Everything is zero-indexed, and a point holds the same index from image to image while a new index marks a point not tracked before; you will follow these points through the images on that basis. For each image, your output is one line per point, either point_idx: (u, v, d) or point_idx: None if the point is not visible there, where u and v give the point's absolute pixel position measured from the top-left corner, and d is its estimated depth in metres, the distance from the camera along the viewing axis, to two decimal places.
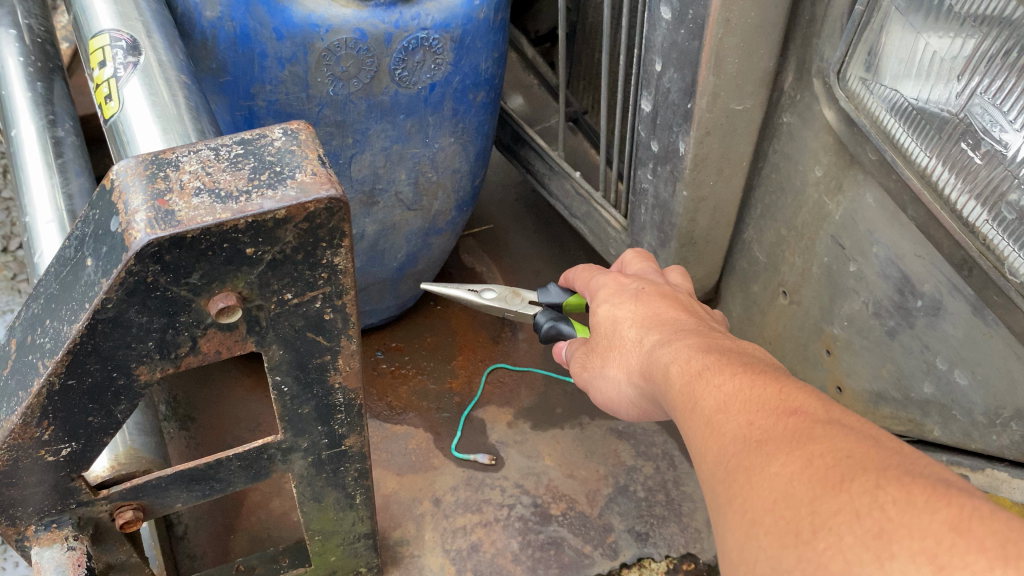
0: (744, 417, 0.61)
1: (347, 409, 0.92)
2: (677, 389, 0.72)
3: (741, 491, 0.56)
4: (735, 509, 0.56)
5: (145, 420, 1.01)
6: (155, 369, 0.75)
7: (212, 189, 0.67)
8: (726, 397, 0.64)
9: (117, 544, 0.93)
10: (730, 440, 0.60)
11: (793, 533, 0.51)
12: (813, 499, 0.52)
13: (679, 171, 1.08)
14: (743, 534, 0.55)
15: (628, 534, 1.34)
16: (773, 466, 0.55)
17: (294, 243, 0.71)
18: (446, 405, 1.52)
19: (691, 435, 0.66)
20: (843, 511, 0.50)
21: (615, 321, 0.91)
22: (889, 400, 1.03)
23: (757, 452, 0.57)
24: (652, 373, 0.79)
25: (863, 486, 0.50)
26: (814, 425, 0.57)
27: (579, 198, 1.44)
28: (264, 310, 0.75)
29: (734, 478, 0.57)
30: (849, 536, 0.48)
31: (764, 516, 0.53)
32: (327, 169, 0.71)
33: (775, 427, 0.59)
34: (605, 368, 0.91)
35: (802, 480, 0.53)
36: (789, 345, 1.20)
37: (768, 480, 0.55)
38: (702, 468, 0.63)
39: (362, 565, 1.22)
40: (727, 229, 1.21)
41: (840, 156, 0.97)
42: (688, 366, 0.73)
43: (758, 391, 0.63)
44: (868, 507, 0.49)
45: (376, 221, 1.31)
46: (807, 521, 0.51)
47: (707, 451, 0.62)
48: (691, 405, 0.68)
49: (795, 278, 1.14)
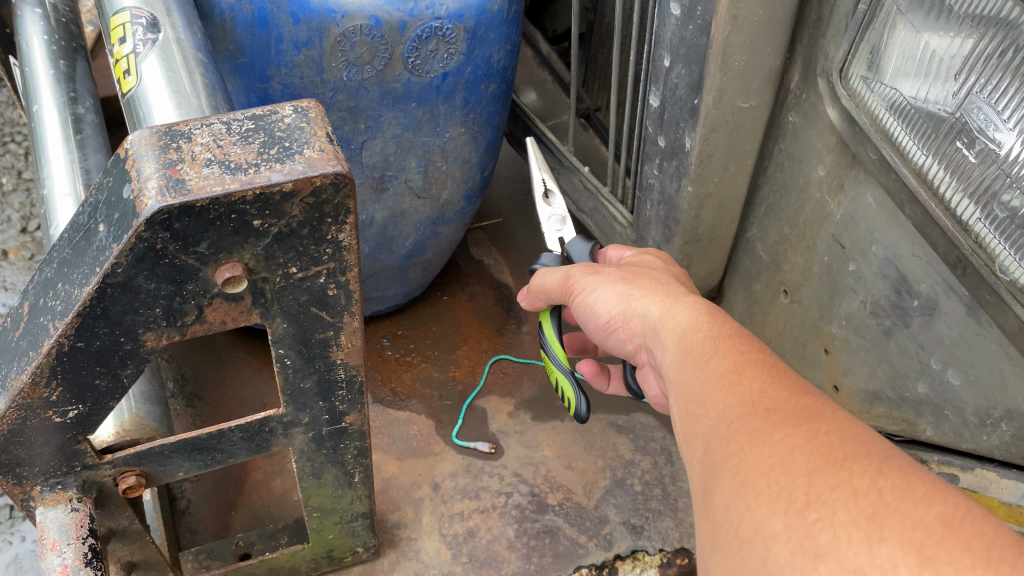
0: (757, 384, 0.63)
1: (348, 386, 0.94)
2: (689, 343, 0.74)
3: (738, 454, 0.59)
4: (730, 469, 0.58)
5: (150, 389, 1.02)
6: (162, 336, 0.77)
7: (223, 161, 0.70)
8: (742, 362, 0.67)
9: (120, 510, 0.95)
10: (737, 403, 0.63)
11: (786, 500, 0.53)
12: (812, 472, 0.54)
13: (685, 167, 1.10)
14: (733, 492, 0.57)
15: (623, 527, 1.35)
16: (777, 435, 0.58)
17: (300, 217, 0.73)
18: (448, 393, 1.54)
19: (693, 386, 0.68)
20: (840, 488, 0.52)
21: (638, 271, 0.92)
22: (883, 400, 1.04)
23: (763, 419, 0.60)
24: (669, 315, 0.81)
25: (864, 468, 0.53)
26: (825, 407, 0.60)
27: (587, 193, 1.46)
28: (269, 283, 0.77)
29: (735, 440, 0.60)
30: (842, 512, 0.51)
31: (758, 481, 0.56)
32: (335, 146, 0.73)
33: (785, 401, 0.61)
34: (615, 282, 0.91)
35: (804, 452, 0.56)
36: (788, 344, 1.21)
37: (769, 446, 0.57)
38: (700, 419, 0.65)
39: (360, 545, 1.24)
40: (732, 227, 1.22)
41: (842, 156, 0.98)
42: (707, 326, 0.75)
43: (776, 367, 0.66)
44: (866, 488, 0.51)
45: (385, 208, 1.33)
46: (802, 492, 0.53)
47: (710, 406, 0.64)
48: (703, 359, 0.70)
49: (796, 277, 1.15)
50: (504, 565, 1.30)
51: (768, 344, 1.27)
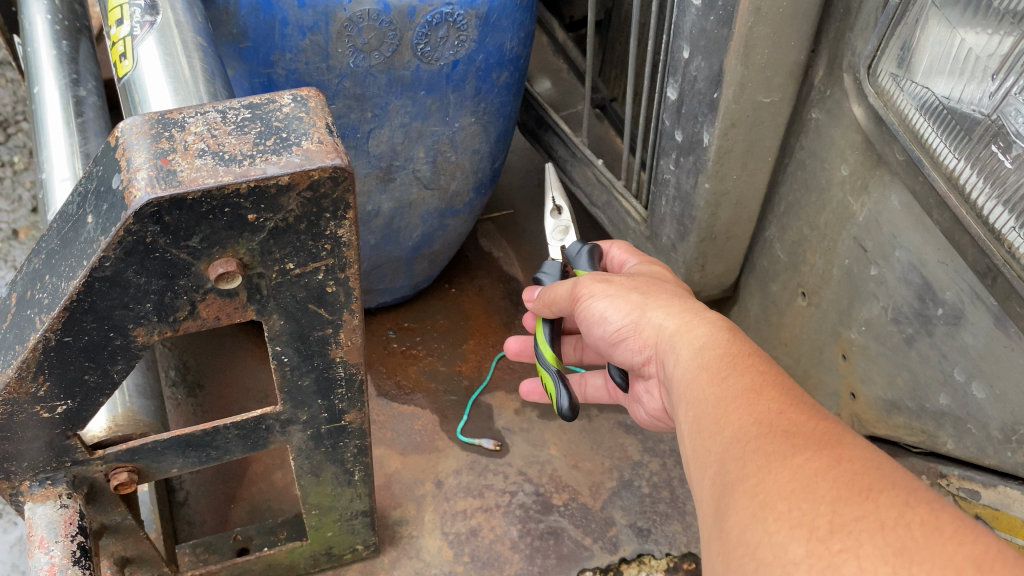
0: (776, 404, 0.63)
1: (347, 384, 0.91)
2: (706, 356, 0.74)
3: (755, 474, 0.58)
4: (746, 489, 0.58)
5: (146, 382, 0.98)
6: (153, 332, 0.74)
7: (216, 152, 0.67)
8: (757, 382, 0.67)
9: (113, 505, 0.93)
10: (755, 422, 0.62)
11: (807, 526, 0.53)
12: (835, 500, 0.53)
13: (702, 163, 1.06)
14: (749, 513, 0.56)
15: (629, 530, 1.32)
16: (797, 458, 0.58)
17: (297, 212, 0.70)
18: (454, 387, 1.51)
19: (708, 402, 0.68)
20: (866, 518, 0.52)
21: (653, 281, 0.91)
22: (902, 410, 1.00)
23: (782, 440, 0.60)
24: (687, 327, 0.80)
25: (890, 501, 0.52)
26: (845, 434, 0.60)
27: (600, 186, 1.41)
28: (265, 279, 0.74)
29: (753, 459, 0.59)
30: (869, 545, 0.50)
31: (777, 503, 0.55)
32: (334, 138, 0.70)
33: (803, 423, 0.61)
34: (628, 292, 0.90)
35: (827, 478, 0.55)
36: (805, 347, 1.17)
37: (789, 469, 0.57)
38: (713, 436, 0.65)
39: (359, 542, 1.21)
40: (749, 225, 1.18)
41: (867, 155, 0.94)
42: (724, 342, 0.75)
43: (791, 391, 0.66)
44: (894, 520, 0.51)
45: (392, 199, 1.30)
46: (825, 519, 0.53)
47: (725, 423, 0.64)
48: (720, 375, 0.70)
49: (815, 279, 1.11)
50: (507, 566, 1.27)
51: (783, 347, 1.23)
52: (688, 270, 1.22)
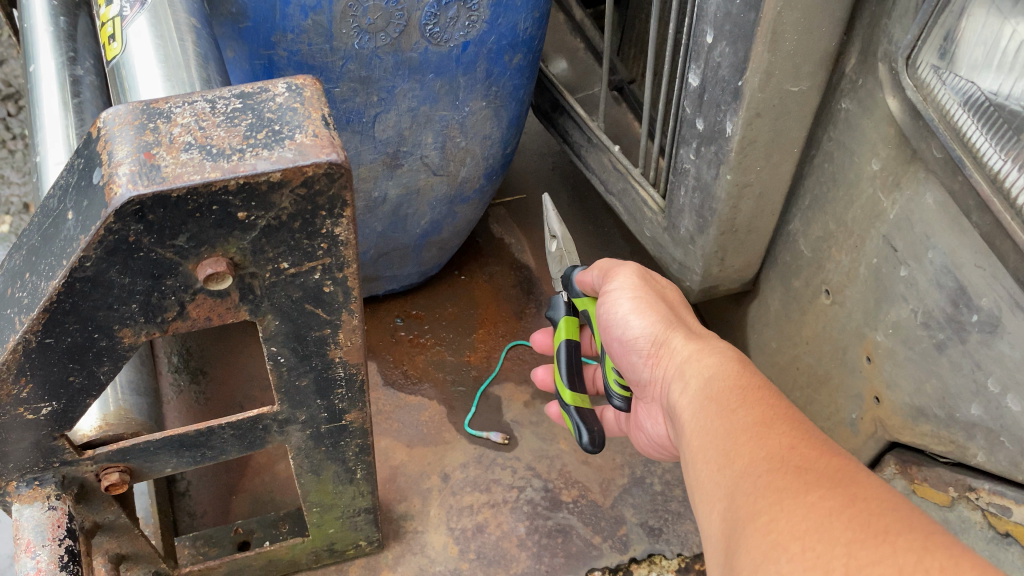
0: (787, 440, 0.66)
1: (347, 384, 0.87)
2: (718, 389, 0.78)
3: (768, 512, 0.60)
4: (759, 527, 0.60)
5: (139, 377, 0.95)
6: (141, 333, 0.71)
7: (204, 146, 0.62)
8: (769, 417, 0.70)
9: (105, 504, 0.90)
10: (766, 457, 0.65)
11: (822, 566, 0.54)
12: (850, 541, 0.55)
13: (724, 153, 1.00)
14: (762, 552, 0.58)
15: (640, 529, 1.28)
16: (810, 496, 0.59)
17: (290, 210, 0.65)
18: (462, 378, 1.47)
19: (719, 434, 0.71)
20: (882, 562, 0.53)
21: (674, 310, 0.97)
22: (929, 418, 0.95)
23: (794, 478, 0.62)
24: (701, 355, 0.85)
25: (908, 544, 0.53)
26: (857, 473, 0.62)
27: (616, 173, 1.36)
28: (257, 279, 0.70)
29: (765, 498, 0.61)
30: None
31: (792, 543, 0.57)
32: (330, 131, 0.65)
33: (816, 460, 0.63)
34: (656, 306, 0.96)
35: (841, 518, 0.57)
36: (828, 347, 1.12)
37: (803, 507, 0.59)
38: (726, 472, 0.67)
39: (362, 538, 1.18)
40: (772, 218, 1.13)
41: (900, 149, 0.89)
42: (736, 375, 0.79)
43: (803, 427, 0.69)
44: (912, 565, 0.52)
45: (399, 185, 1.25)
46: (840, 561, 0.54)
47: (737, 457, 0.67)
48: (732, 408, 0.73)
49: (840, 277, 1.06)
50: (513, 564, 1.24)
51: (804, 346, 1.18)
52: (707, 263, 1.17)
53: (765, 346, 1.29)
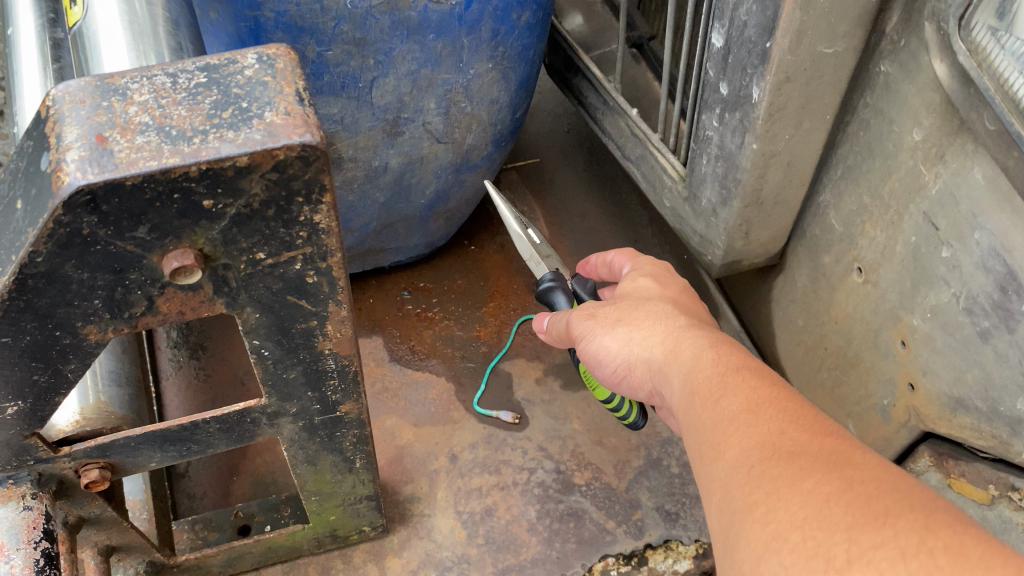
0: (775, 425, 0.63)
1: (340, 376, 0.81)
2: (699, 381, 0.73)
3: (765, 502, 0.57)
4: (756, 518, 0.57)
5: (121, 365, 0.90)
6: (108, 328, 0.65)
7: (163, 127, 0.56)
8: (756, 402, 0.66)
9: (89, 498, 0.86)
10: (757, 446, 0.62)
11: (823, 557, 0.51)
12: (850, 527, 0.52)
13: (750, 121, 0.92)
14: (762, 545, 0.55)
15: (656, 513, 1.23)
16: (806, 483, 0.56)
17: (262, 196, 0.59)
18: (472, 353, 1.42)
19: (707, 428, 0.68)
20: (885, 545, 0.50)
21: (648, 295, 0.92)
22: (969, 409, 0.88)
23: (787, 464, 0.59)
24: (674, 353, 0.80)
25: (910, 524, 0.51)
26: (853, 452, 0.59)
27: (633, 139, 1.27)
28: (232, 270, 0.64)
29: (760, 486, 0.58)
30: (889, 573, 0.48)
31: (791, 533, 0.54)
32: (305, 107, 0.58)
33: (811, 444, 0.60)
34: (614, 328, 0.89)
35: (839, 504, 0.54)
36: (859, 328, 1.05)
37: (800, 495, 0.56)
38: (717, 464, 0.64)
39: (366, 524, 1.13)
40: (801, 190, 1.05)
41: (947, 118, 0.81)
42: (717, 363, 0.74)
43: (792, 406, 0.65)
44: (915, 547, 0.49)
45: (400, 153, 1.18)
46: (842, 548, 0.51)
47: (727, 449, 0.64)
48: (715, 399, 0.70)
49: (874, 254, 0.98)
50: (523, 550, 1.19)
51: (833, 326, 1.11)
52: (730, 238, 1.10)
53: (791, 323, 1.21)
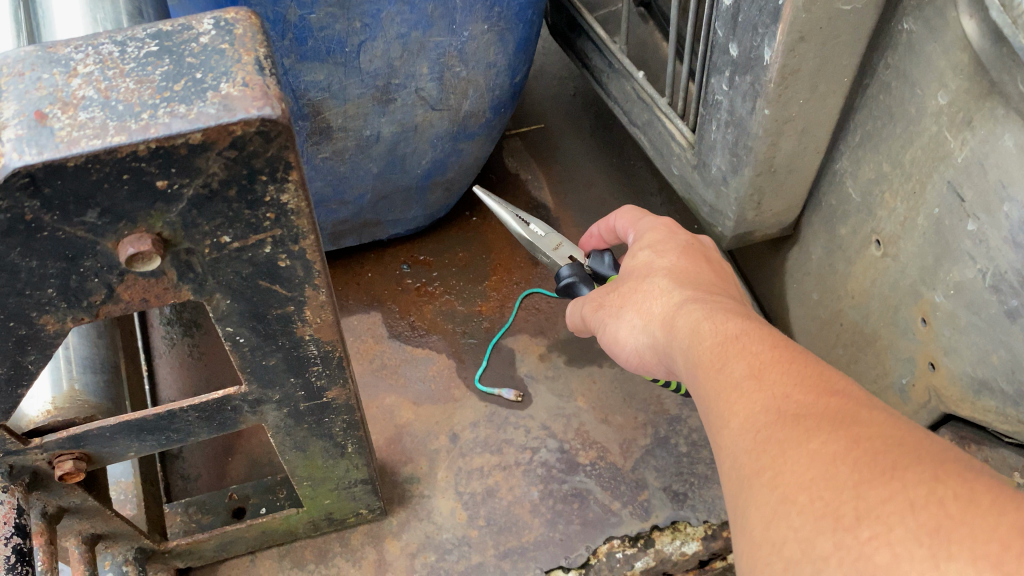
0: (780, 389, 0.59)
1: (324, 362, 0.77)
2: (701, 349, 0.69)
3: (771, 467, 0.54)
4: (764, 483, 0.54)
5: (95, 350, 0.86)
6: (67, 318, 0.61)
7: (108, 101, 0.51)
8: (760, 366, 0.62)
9: (67, 489, 0.82)
10: (762, 410, 0.59)
11: (832, 516, 0.49)
12: (858, 484, 0.49)
13: (761, 85, 0.86)
14: (771, 510, 0.53)
15: (663, 494, 1.19)
16: (811, 444, 0.53)
17: (222, 175, 0.54)
18: (473, 329, 1.38)
19: (712, 397, 0.64)
20: (893, 500, 0.47)
21: (649, 264, 0.87)
22: (994, 392, 0.83)
23: (793, 427, 0.55)
24: (673, 328, 0.76)
25: (917, 477, 0.48)
26: (860, 409, 0.55)
27: (640, 103, 1.21)
28: (196, 255, 0.59)
29: (766, 451, 0.55)
30: (899, 527, 0.46)
31: (799, 495, 0.51)
32: (264, 77, 0.53)
33: (815, 404, 0.57)
34: (627, 315, 0.85)
35: (845, 463, 0.51)
36: (876, 304, 0.99)
37: (805, 457, 0.53)
38: (724, 432, 0.61)
39: (362, 507, 1.10)
40: (817, 157, 0.99)
41: (975, 81, 0.75)
42: (719, 326, 0.70)
43: (797, 366, 0.61)
44: (923, 499, 0.46)
45: (393, 122, 1.13)
46: (850, 506, 0.49)
47: (732, 415, 0.60)
48: (718, 367, 0.66)
49: (894, 226, 0.92)
50: (526, 532, 1.15)
51: (849, 300, 1.05)
52: (740, 209, 1.04)
53: (805, 297, 1.16)
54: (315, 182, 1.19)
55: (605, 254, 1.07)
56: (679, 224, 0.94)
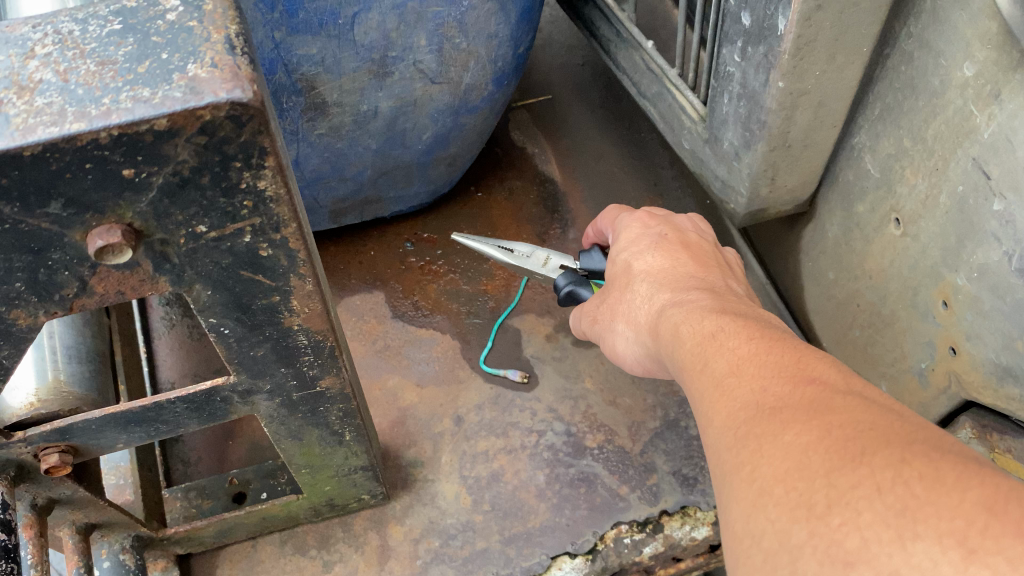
0: (757, 382, 0.56)
1: (315, 351, 0.74)
2: (684, 352, 0.68)
3: (749, 459, 0.51)
4: (742, 477, 0.51)
5: (80, 341, 0.85)
6: (39, 312, 0.58)
7: (67, 85, 0.48)
8: (739, 360, 0.60)
9: (56, 480, 0.80)
10: (740, 405, 0.55)
11: (805, 505, 0.46)
12: (829, 471, 0.46)
13: (775, 56, 0.81)
14: (748, 504, 0.49)
15: (672, 478, 1.16)
16: (786, 435, 0.50)
17: (193, 162, 0.50)
18: (478, 309, 1.35)
19: (697, 398, 0.62)
20: (862, 485, 0.44)
21: (629, 268, 0.89)
22: (1018, 379, 0.79)
23: (769, 419, 0.52)
24: (660, 333, 0.76)
25: (885, 460, 0.45)
26: (834, 395, 0.52)
27: (649, 75, 1.16)
28: (172, 246, 0.56)
29: (744, 444, 0.52)
30: (868, 512, 0.43)
31: (774, 487, 0.48)
32: (235, 56, 0.49)
33: (791, 394, 0.54)
34: (622, 329, 0.87)
35: (818, 451, 0.48)
36: (895, 285, 0.95)
37: (781, 449, 0.50)
38: (707, 431, 0.58)
39: (364, 493, 1.08)
40: (834, 131, 0.94)
41: (1004, 51, 0.70)
42: (700, 326, 0.69)
43: (774, 357, 0.59)
44: (891, 481, 0.43)
45: (391, 96, 1.09)
46: (822, 494, 0.45)
47: (713, 414, 0.57)
48: (700, 366, 0.63)
49: (914, 204, 0.88)
50: (531, 517, 1.13)
51: (866, 280, 1.01)
52: (753, 186, 0.99)
53: (820, 276, 1.12)
54: (312, 159, 1.16)
55: (593, 252, 1.08)
56: (655, 216, 0.95)
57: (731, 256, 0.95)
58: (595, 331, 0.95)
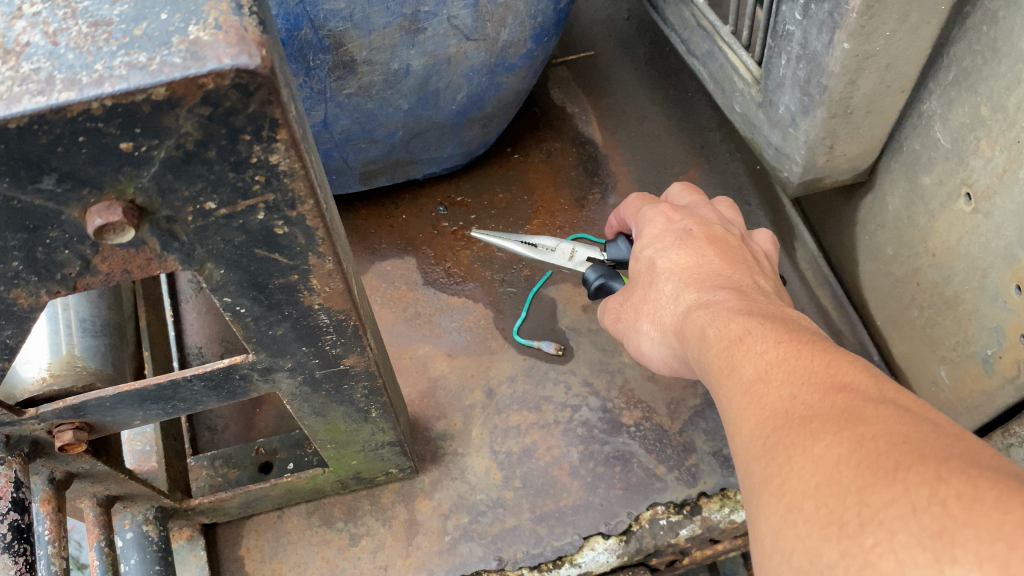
0: (787, 390, 0.51)
1: (338, 331, 0.69)
2: (711, 356, 0.63)
3: (778, 473, 0.46)
4: (772, 492, 0.46)
5: (96, 314, 0.82)
6: (40, 292, 0.54)
7: (56, 48, 0.43)
8: (768, 366, 0.55)
9: (73, 456, 0.77)
10: (770, 414, 0.51)
11: (836, 523, 0.41)
12: (861, 488, 0.41)
13: (842, 14, 0.74)
14: (778, 521, 0.45)
15: (713, 458, 1.11)
16: (817, 446, 0.45)
17: (198, 135, 0.45)
18: (512, 278, 1.30)
19: (724, 406, 0.57)
20: (895, 504, 0.39)
21: (653, 262, 0.83)
22: None
23: (798, 430, 0.47)
24: (688, 332, 0.70)
25: (919, 476, 0.39)
26: (866, 405, 0.47)
27: (699, 31, 1.08)
28: (179, 224, 0.52)
29: (773, 455, 0.47)
30: (903, 532, 0.38)
31: (805, 503, 0.43)
32: (241, 17, 0.44)
33: (820, 403, 0.49)
34: (650, 326, 0.81)
35: (850, 466, 0.43)
36: (961, 265, 0.88)
37: (811, 463, 0.45)
38: (735, 442, 0.53)
39: (392, 466, 1.04)
40: (901, 97, 0.86)
41: None
42: (728, 326, 0.64)
43: (803, 362, 0.53)
44: (925, 499, 0.38)
45: (423, 54, 1.03)
46: (854, 512, 0.40)
47: (742, 423, 0.53)
48: (728, 373, 0.59)
49: (990, 179, 0.81)
50: (564, 495, 1.09)
51: (928, 258, 0.94)
52: (810, 153, 0.92)
53: (877, 251, 1.05)
54: (341, 119, 1.11)
55: (620, 242, 1.03)
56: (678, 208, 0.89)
57: (758, 251, 0.89)
58: (621, 332, 0.89)
